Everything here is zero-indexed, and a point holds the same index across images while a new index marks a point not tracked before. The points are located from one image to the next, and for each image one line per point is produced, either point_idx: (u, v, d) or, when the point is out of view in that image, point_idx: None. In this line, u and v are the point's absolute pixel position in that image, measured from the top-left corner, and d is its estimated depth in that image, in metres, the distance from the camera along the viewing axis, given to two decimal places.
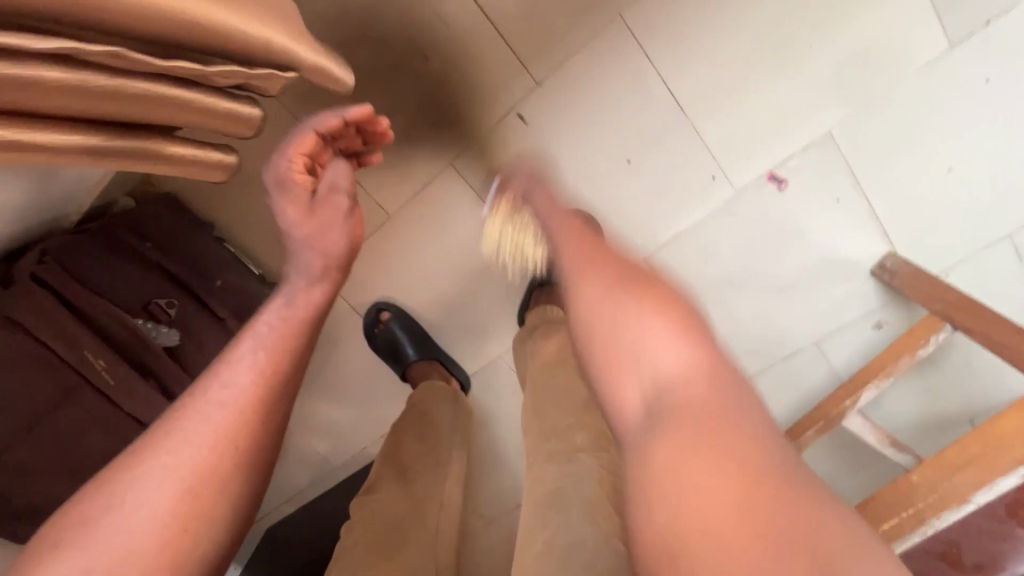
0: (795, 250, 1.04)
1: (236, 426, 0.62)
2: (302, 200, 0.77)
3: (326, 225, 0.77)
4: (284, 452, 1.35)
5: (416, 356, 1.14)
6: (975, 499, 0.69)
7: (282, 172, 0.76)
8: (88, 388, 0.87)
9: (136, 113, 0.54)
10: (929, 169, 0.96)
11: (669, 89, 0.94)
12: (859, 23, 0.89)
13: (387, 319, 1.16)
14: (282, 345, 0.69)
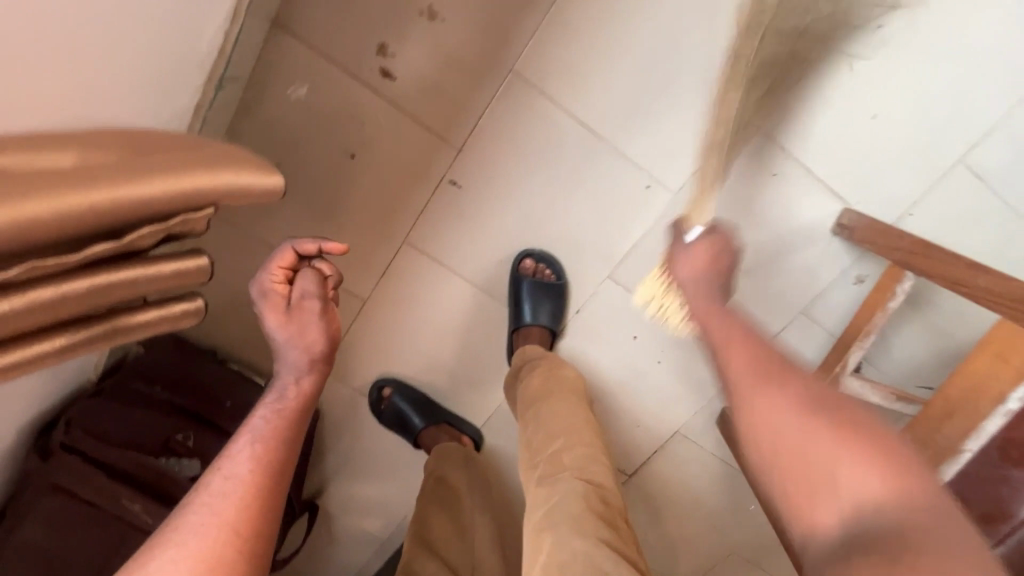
0: (751, 232, 1.05)
1: (238, 516, 0.61)
2: (279, 312, 0.76)
3: (301, 330, 0.76)
4: (334, 540, 1.40)
5: (422, 425, 1.19)
6: (967, 447, 0.67)
7: (264, 284, 0.77)
8: (136, 533, 0.96)
9: (86, 305, 0.59)
10: (854, 122, 0.97)
11: (580, 120, 1.00)
12: (736, 13, 0.92)
13: (389, 394, 1.21)
14: (275, 435, 0.69)
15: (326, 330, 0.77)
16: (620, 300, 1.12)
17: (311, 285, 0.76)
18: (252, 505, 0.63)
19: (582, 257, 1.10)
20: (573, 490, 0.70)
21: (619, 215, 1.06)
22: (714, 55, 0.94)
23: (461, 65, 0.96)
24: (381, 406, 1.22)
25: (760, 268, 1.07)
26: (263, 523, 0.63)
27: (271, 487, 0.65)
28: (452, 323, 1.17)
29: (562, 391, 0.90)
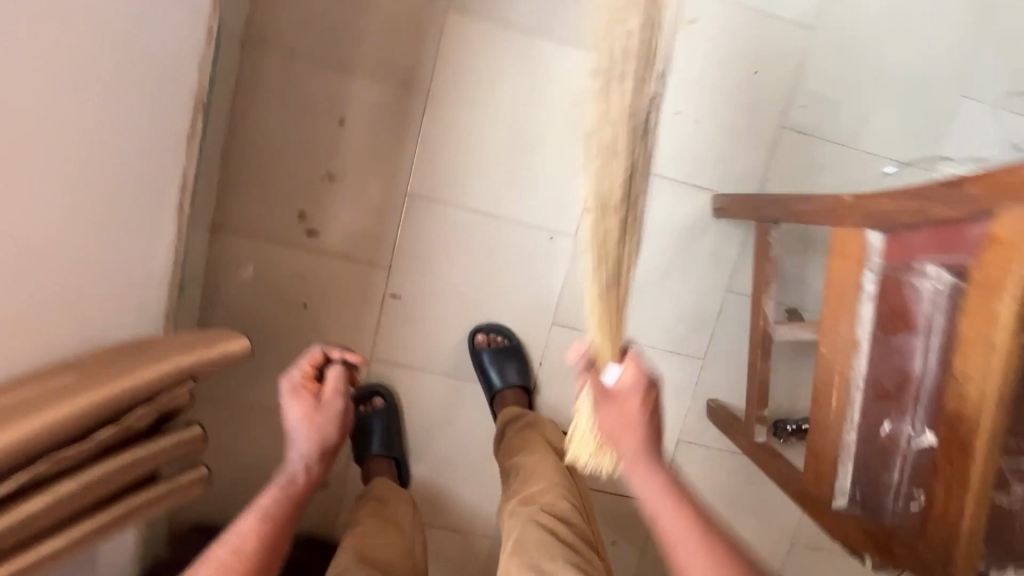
0: (650, 241, 1.20)
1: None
2: (307, 403, 0.85)
3: (322, 424, 0.84)
4: None
5: (381, 447, 1.18)
6: (861, 336, 0.77)
7: (294, 379, 0.86)
8: None
9: (96, 490, 0.71)
10: (687, 129, 1.17)
11: (475, 209, 1.19)
12: (557, 90, 1.16)
13: (373, 404, 1.19)
14: (276, 517, 0.76)
15: (346, 424, 0.86)
16: (571, 338, 1.24)
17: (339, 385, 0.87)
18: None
19: (526, 313, 1.23)
20: (534, 525, 0.83)
21: (539, 269, 1.22)
22: (560, 124, 1.17)
23: (370, 203, 1.17)
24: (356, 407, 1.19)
25: (672, 267, 1.21)
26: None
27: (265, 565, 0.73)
28: (439, 417, 1.25)
29: (534, 444, 1.01)
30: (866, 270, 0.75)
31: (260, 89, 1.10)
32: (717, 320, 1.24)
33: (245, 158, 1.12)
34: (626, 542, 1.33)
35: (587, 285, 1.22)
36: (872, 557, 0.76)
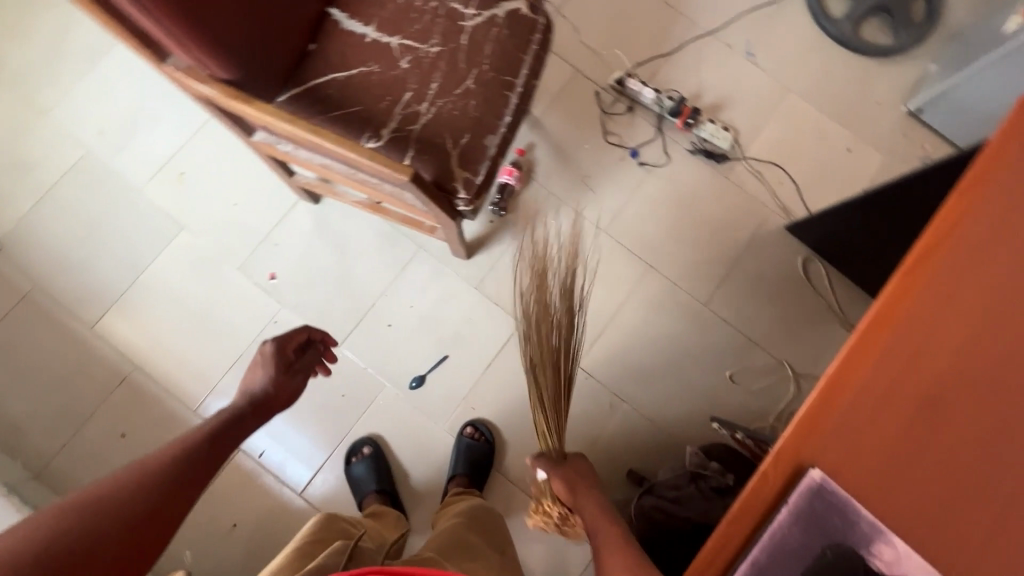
0: (313, 254, 1.59)
1: (95, 513, 0.71)
2: (282, 364, 1.16)
3: (288, 384, 1.15)
4: None
5: (374, 490, 1.45)
6: (321, 163, 1.17)
7: (279, 344, 1.18)
8: None
9: None
10: (247, 201, 1.60)
11: (231, 369, 1.54)
12: (181, 277, 1.57)
13: (363, 455, 1.50)
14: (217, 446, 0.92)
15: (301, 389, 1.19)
16: (359, 338, 1.58)
17: (313, 357, 1.25)
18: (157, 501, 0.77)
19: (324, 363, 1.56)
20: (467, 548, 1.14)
21: None
22: (204, 282, 1.57)
23: None
24: (352, 459, 1.51)
25: (337, 245, 1.60)
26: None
27: (161, 496, 0.78)
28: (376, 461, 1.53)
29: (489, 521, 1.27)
30: (284, 148, 1.17)
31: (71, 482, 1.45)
32: (392, 227, 1.61)
33: None
34: None
35: (325, 310, 1.58)
36: (463, 191, 1.06)
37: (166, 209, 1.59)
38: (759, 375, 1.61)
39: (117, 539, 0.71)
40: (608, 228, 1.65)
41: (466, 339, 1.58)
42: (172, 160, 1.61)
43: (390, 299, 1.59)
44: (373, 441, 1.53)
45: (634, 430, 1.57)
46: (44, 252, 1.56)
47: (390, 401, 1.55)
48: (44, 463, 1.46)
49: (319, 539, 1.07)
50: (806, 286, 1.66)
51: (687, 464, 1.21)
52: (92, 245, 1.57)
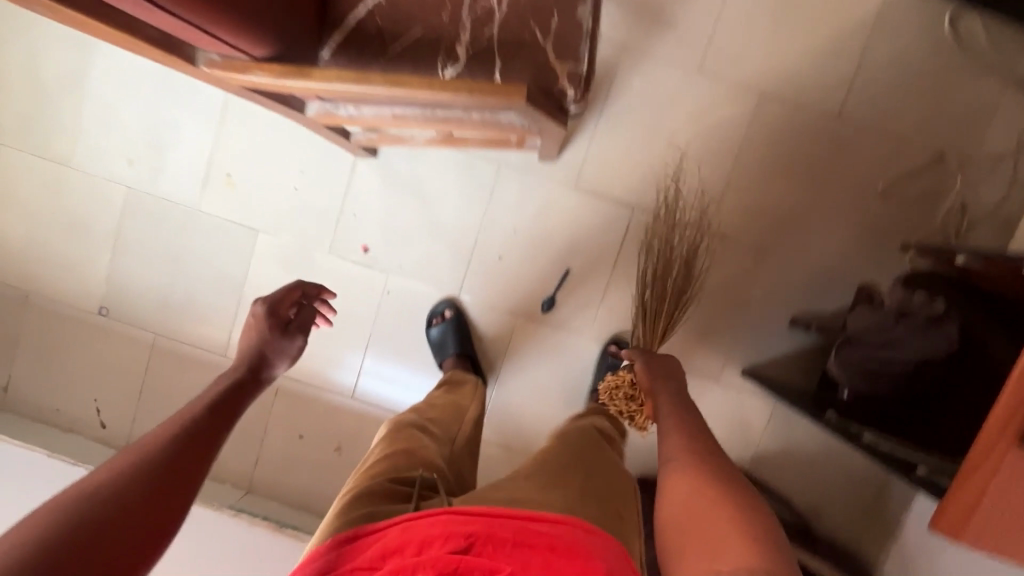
0: (395, 211, 1.47)
1: (110, 493, 0.59)
2: (277, 329, 1.14)
3: (287, 349, 1.13)
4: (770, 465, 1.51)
5: (456, 351, 1.43)
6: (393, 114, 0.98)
7: (270, 308, 1.16)
8: None
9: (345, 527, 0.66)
10: (305, 180, 1.47)
11: (368, 347, 1.54)
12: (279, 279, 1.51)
13: (444, 319, 1.47)
14: (218, 415, 0.77)
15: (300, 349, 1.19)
16: (473, 279, 1.50)
17: (307, 313, 1.22)
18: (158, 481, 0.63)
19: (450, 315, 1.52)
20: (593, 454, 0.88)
21: (418, 302, 1.51)
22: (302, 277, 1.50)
23: (359, 423, 1.56)
24: (432, 321, 1.48)
25: (415, 195, 1.47)
26: (103, 568, 0.54)
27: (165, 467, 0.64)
28: (534, 390, 1.52)
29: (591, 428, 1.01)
30: (345, 112, 1.00)
31: (278, 486, 1.58)
32: (461, 155, 1.45)
33: (320, 504, 1.57)
34: None
35: (429, 264, 1.49)
36: (574, 87, 0.85)
37: (231, 216, 1.49)
38: (916, 176, 1.41)
39: (123, 520, 0.57)
40: (703, 67, 1.39)
41: (582, 245, 1.47)
42: (214, 163, 1.47)
43: (490, 229, 1.47)
44: (454, 305, 1.49)
45: (786, 279, 1.46)
46: (146, 300, 1.53)
47: (528, 329, 1.51)
48: (249, 478, 1.58)
49: (408, 458, 0.80)
50: (958, 52, 1.36)
51: (888, 303, 1.08)
52: (182, 277, 1.51)
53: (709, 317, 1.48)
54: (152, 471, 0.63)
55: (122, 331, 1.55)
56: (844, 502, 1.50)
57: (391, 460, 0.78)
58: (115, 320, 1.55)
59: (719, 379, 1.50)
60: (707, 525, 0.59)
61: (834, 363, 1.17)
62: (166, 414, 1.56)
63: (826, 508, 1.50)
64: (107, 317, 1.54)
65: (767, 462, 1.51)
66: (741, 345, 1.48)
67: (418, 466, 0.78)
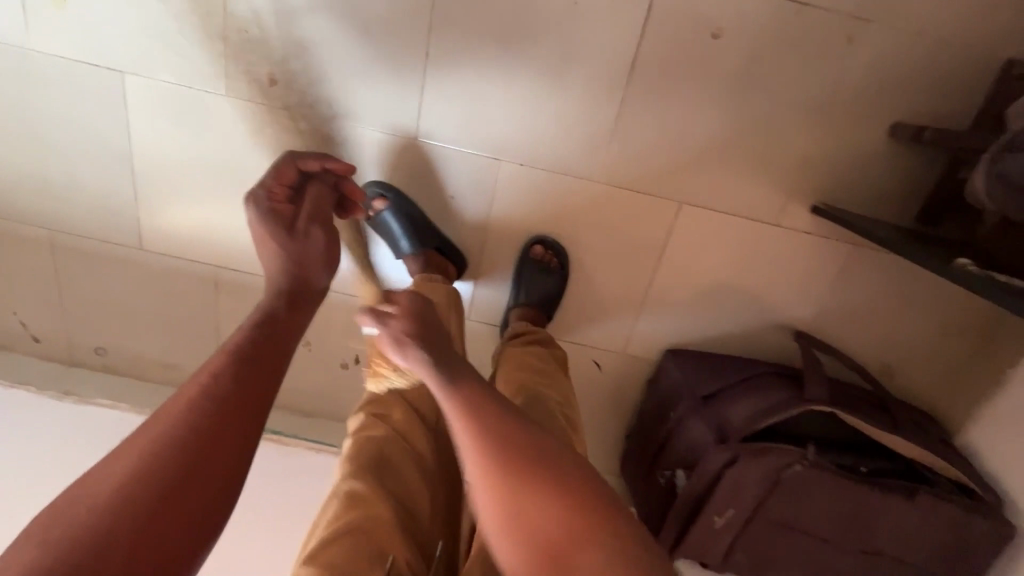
0: (304, 18, 1.01)
1: (126, 487, 0.49)
2: (283, 231, 0.80)
3: (312, 252, 0.80)
4: (839, 323, 1.20)
5: (410, 246, 1.11)
6: None
7: (265, 200, 0.81)
8: (774, 474, 0.98)
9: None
10: None
11: None
12: (176, 140, 1.10)
13: (379, 210, 1.11)
14: (254, 367, 0.61)
15: (332, 240, 0.83)
16: (435, 111, 1.06)
17: (319, 197, 0.86)
18: (171, 495, 0.50)
19: (411, 166, 1.10)
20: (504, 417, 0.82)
21: (365, 152, 1.10)
22: (203, 134, 1.09)
23: (325, 314, 1.28)
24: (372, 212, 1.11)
25: None
26: None
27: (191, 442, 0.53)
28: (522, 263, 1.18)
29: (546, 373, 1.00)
30: None
31: None
32: None
33: (303, 403, 1.38)
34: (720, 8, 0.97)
35: (370, 94, 1.05)
36: None
37: (78, 51, 1.04)
38: None
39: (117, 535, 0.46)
40: None
41: (585, 39, 1.00)
42: None
43: (446, 31, 1.00)
44: (383, 188, 1.11)
45: (888, 65, 0.99)
46: (16, 187, 1.17)
47: (519, 176, 1.11)
48: None
49: (371, 530, 0.68)
50: None
51: None
52: (50, 149, 1.13)
53: (770, 134, 1.06)
54: (164, 462, 0.51)
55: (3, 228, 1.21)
56: (926, 357, 1.21)
57: (353, 537, 0.66)
58: None
59: (778, 221, 1.12)
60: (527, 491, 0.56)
61: (978, 175, 0.74)
62: (99, 321, 1.30)
63: (902, 365, 1.22)
64: None
65: (833, 318, 1.20)
66: (815, 172, 1.08)
67: (385, 550, 0.67)
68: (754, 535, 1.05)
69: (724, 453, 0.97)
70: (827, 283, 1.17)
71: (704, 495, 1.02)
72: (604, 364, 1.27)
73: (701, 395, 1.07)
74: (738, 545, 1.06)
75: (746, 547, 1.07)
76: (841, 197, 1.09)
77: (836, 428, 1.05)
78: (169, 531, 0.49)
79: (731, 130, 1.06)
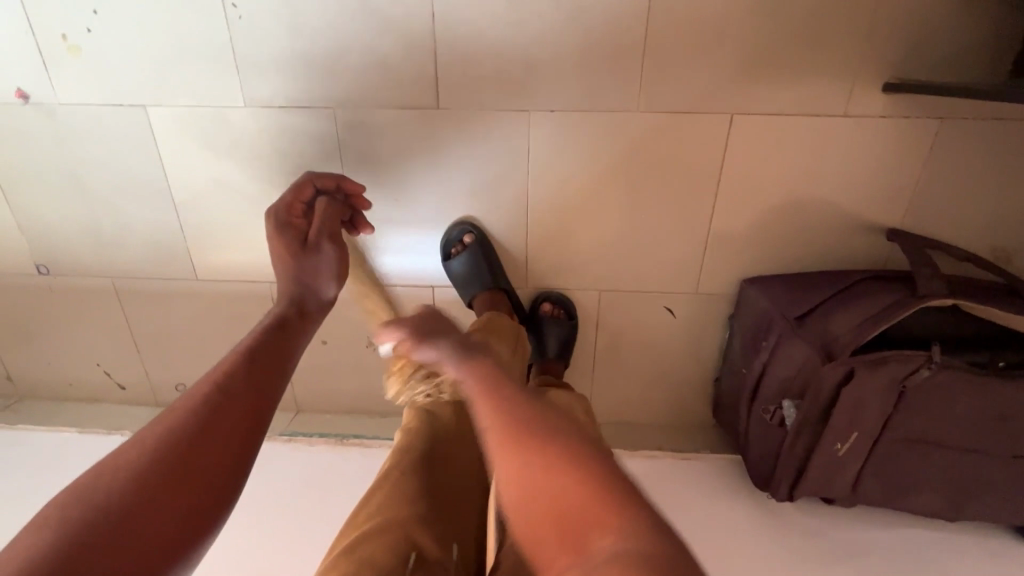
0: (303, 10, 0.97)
1: (132, 471, 0.48)
2: (295, 243, 0.81)
3: (324, 266, 0.79)
4: (938, 214, 1.07)
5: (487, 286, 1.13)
6: None
7: (283, 214, 0.86)
8: (896, 385, 0.88)
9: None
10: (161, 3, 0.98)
11: None
12: (210, 166, 1.11)
13: (466, 246, 1.13)
14: (261, 370, 0.60)
15: (343, 257, 0.83)
16: (452, 76, 1.01)
17: (329, 212, 0.87)
18: (176, 481, 0.49)
19: (438, 138, 1.06)
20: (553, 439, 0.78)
21: (389, 134, 1.06)
22: (234, 155, 1.09)
23: (383, 312, 1.25)
24: (452, 253, 1.15)
25: None
26: None
27: (197, 433, 0.52)
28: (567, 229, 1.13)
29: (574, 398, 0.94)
30: None
31: (329, 402, 1.38)
32: None
33: (379, 405, 1.38)
34: None
35: (384, 72, 1.01)
36: None
37: (102, 97, 1.05)
38: None
39: (117, 521, 0.45)
40: None
41: None
42: (37, 27, 1.00)
43: None
44: (475, 228, 1.13)
45: None
46: (76, 245, 1.21)
47: (551, 124, 1.04)
48: (295, 402, 1.38)
49: (405, 529, 0.62)
50: None
51: None
52: (98, 200, 1.16)
53: (824, 14, 0.94)
54: (168, 449, 0.50)
55: (74, 285, 1.26)
56: None
57: (385, 533, 0.61)
58: (59, 276, 1.25)
59: (848, 112, 1.00)
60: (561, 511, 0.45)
61: None
62: (174, 360, 1.34)
63: (1020, 248, 1.08)
64: (51, 275, 1.25)
65: (929, 209, 1.07)
66: (882, 46, 0.95)
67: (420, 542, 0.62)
68: (887, 455, 0.95)
69: (838, 369, 0.88)
70: (917, 170, 1.04)
71: (821, 421, 0.93)
72: (678, 310, 1.19)
73: (794, 315, 0.97)
74: (868, 470, 0.97)
75: (879, 472, 0.97)
76: (917, 69, 0.96)
77: (962, 325, 0.94)
78: (156, 534, 0.46)
79: (775, 21, 0.95)
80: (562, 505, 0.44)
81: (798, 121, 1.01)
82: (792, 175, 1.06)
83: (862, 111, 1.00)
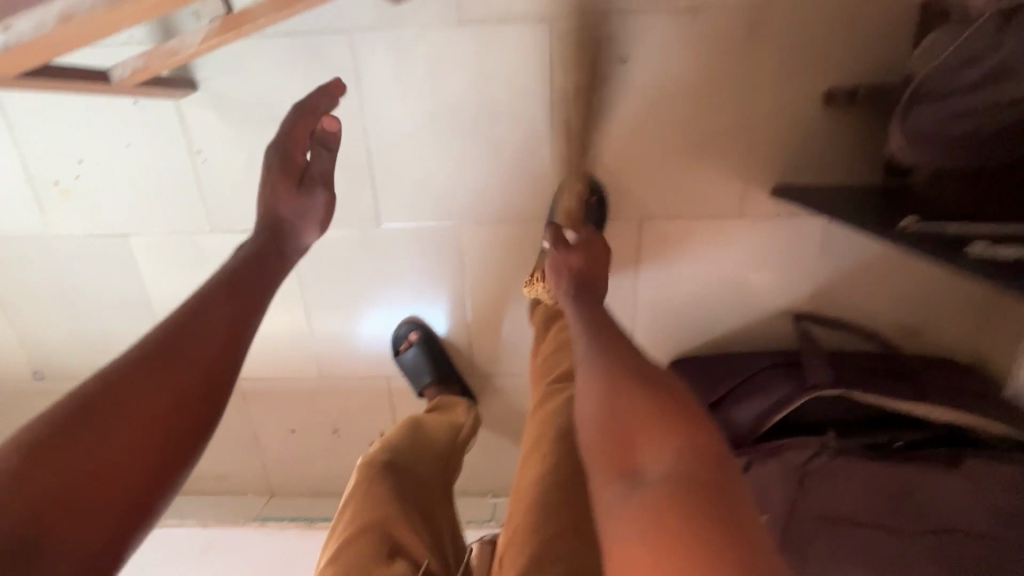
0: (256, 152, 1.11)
1: (129, 364, 0.58)
2: (291, 183, 0.83)
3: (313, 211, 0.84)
4: (843, 295, 1.15)
5: (432, 378, 1.22)
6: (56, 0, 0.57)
7: (281, 152, 0.83)
8: (799, 466, 0.95)
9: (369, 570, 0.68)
10: (136, 151, 1.13)
11: (310, 319, 1.27)
12: (182, 281, 1.24)
13: (413, 342, 1.24)
14: (239, 286, 0.68)
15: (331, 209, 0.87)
16: (389, 199, 1.14)
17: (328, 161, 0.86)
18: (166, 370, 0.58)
19: (380, 248, 1.19)
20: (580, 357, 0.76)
21: (338, 248, 1.19)
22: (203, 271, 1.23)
23: (345, 400, 1.35)
24: (400, 348, 1.25)
25: (266, 120, 1.09)
26: (106, 454, 0.52)
27: (181, 333, 0.61)
28: (504, 320, 1.24)
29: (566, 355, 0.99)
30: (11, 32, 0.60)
31: (300, 484, 1.46)
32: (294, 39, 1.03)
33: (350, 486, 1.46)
34: (622, 36, 1.00)
35: None
36: None
37: (88, 229, 1.21)
38: None
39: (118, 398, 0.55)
40: None
41: (504, 99, 1.05)
42: (35, 176, 1.16)
43: (379, 128, 1.08)
44: (420, 326, 1.24)
45: (806, 41, 0.97)
46: (68, 353, 1.35)
47: (479, 232, 1.16)
48: (269, 485, 1.47)
49: (385, 529, 0.73)
50: None
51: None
52: (87, 314, 1.30)
53: (711, 132, 1.05)
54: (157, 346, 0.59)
55: (68, 386, 1.39)
56: (953, 308, 1.14)
57: (372, 532, 0.72)
58: (52, 381, 1.38)
59: (744, 213, 1.11)
60: (630, 435, 0.52)
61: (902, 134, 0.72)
62: None
63: (927, 322, 1.15)
64: (46, 380, 1.38)
65: (831, 291, 1.15)
66: (767, 157, 1.06)
67: (398, 540, 0.73)
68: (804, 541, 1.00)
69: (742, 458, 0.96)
70: (817, 258, 1.13)
71: None
72: None
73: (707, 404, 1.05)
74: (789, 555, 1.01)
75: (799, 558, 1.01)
76: (801, 175, 1.06)
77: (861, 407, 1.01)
78: (153, 413, 0.56)
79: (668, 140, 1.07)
80: (622, 422, 0.53)
81: (700, 222, 1.12)
82: (702, 266, 1.16)
83: (757, 211, 1.10)
